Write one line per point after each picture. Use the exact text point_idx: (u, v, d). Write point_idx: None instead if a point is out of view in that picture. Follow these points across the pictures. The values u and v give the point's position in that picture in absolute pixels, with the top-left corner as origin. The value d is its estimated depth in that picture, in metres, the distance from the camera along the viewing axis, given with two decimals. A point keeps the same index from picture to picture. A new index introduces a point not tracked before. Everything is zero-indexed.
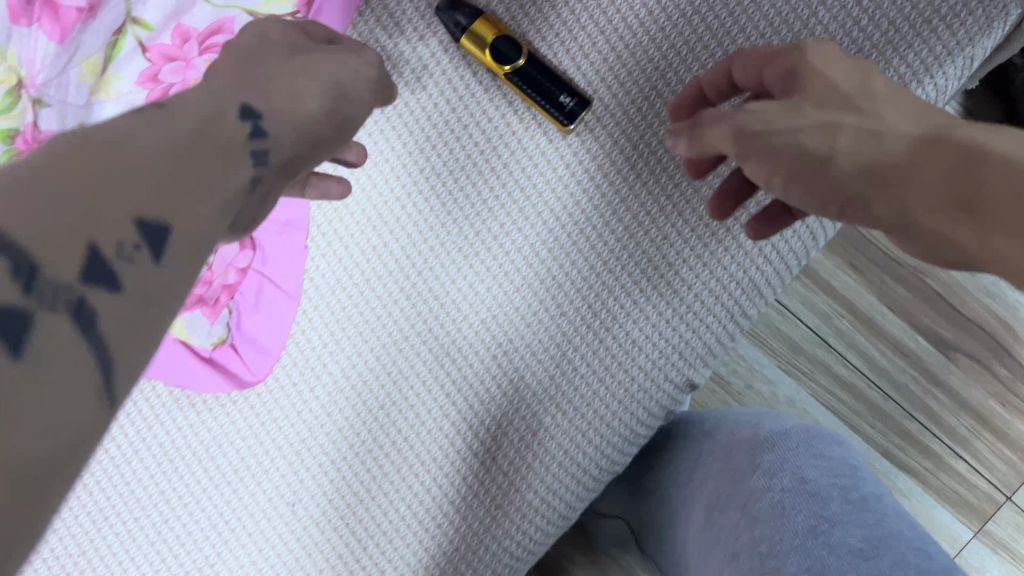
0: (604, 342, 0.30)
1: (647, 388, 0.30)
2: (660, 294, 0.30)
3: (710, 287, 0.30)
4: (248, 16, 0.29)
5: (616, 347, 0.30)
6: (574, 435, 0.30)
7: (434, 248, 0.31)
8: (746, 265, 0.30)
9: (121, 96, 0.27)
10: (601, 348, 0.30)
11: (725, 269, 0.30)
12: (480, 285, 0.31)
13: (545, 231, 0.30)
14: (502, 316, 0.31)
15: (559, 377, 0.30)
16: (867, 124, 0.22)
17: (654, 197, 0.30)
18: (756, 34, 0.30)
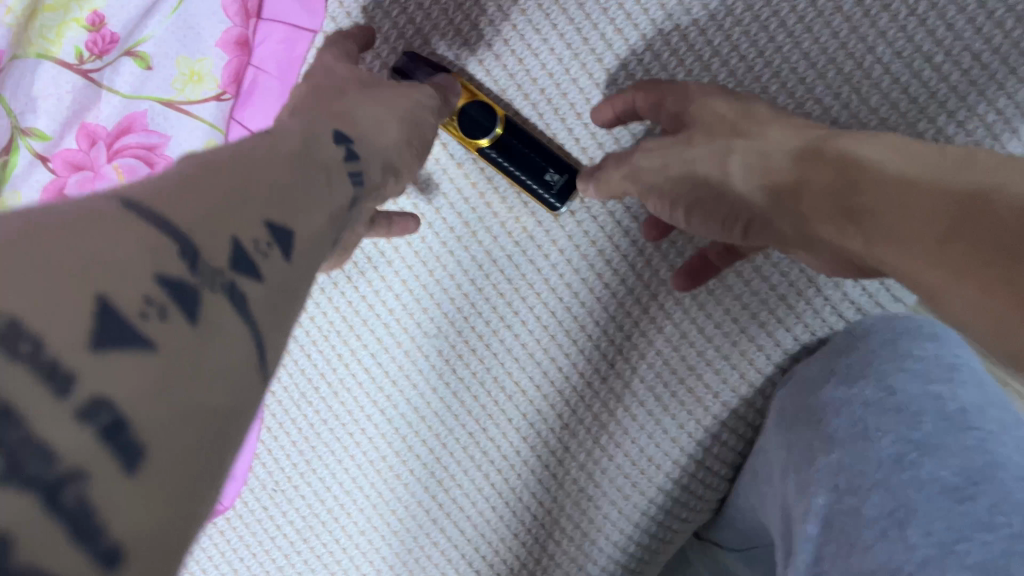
0: (610, 459, 0.27)
1: (671, 490, 0.27)
2: (675, 406, 0.26)
3: (733, 389, 0.26)
4: (161, 104, 0.23)
5: (620, 467, 0.27)
6: (592, 542, 0.28)
7: (413, 367, 0.28)
8: (777, 357, 0.26)
9: None
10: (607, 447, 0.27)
11: (749, 368, 0.26)
12: (463, 408, 0.28)
13: (533, 345, 0.27)
14: (489, 441, 0.28)
15: (556, 502, 0.28)
16: (752, 144, 0.18)
17: (658, 299, 0.26)
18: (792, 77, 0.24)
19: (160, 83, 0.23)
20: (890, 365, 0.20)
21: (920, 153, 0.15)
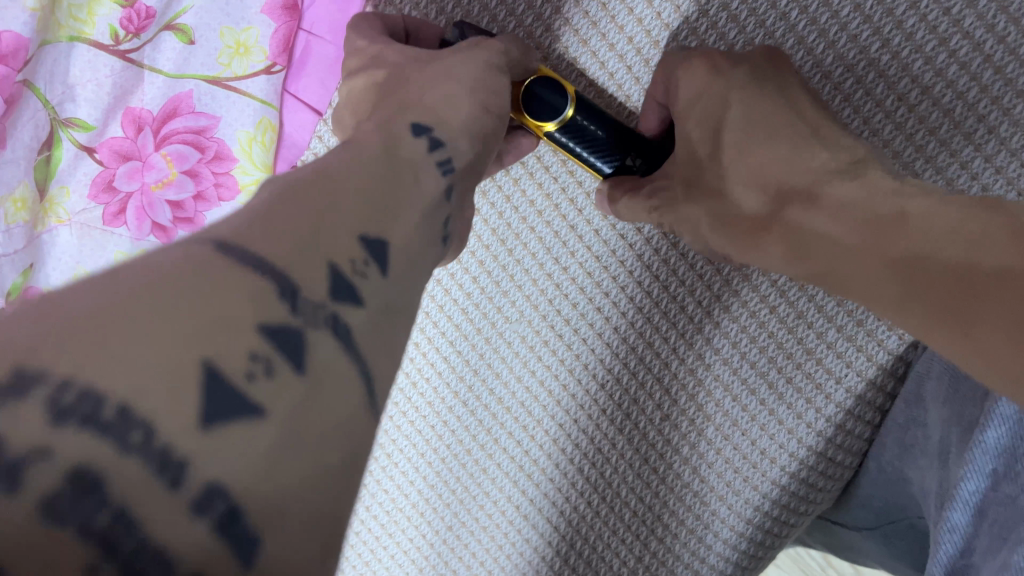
0: (713, 465, 0.24)
1: (788, 484, 0.23)
2: (792, 397, 0.23)
3: (858, 372, 0.22)
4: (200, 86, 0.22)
5: (728, 476, 0.24)
6: (704, 549, 0.25)
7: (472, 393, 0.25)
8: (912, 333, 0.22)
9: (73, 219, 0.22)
10: (701, 431, 0.24)
11: (877, 347, 0.22)
12: (533, 430, 0.25)
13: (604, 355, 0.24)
14: (569, 460, 0.25)
15: (655, 524, 0.25)
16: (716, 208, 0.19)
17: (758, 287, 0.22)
18: (877, 35, 0.20)
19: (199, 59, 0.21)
20: (930, 372, 0.21)
21: (871, 203, 0.16)
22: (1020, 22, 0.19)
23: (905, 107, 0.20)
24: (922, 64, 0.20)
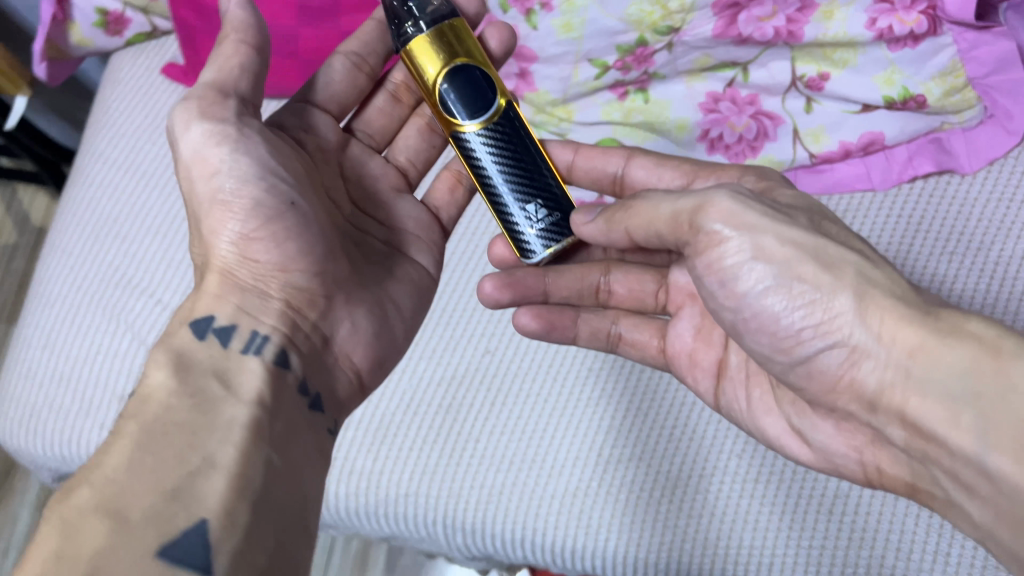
0: (671, 516, 0.72)
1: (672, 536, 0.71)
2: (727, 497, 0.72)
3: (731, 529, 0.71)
4: None
5: (689, 523, 0.71)
6: (590, 543, 0.72)
7: (528, 456, 0.74)
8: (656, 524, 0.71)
9: None
10: (618, 497, 0.72)
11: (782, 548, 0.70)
12: (595, 457, 0.74)
13: (634, 440, 0.74)
14: (596, 472, 0.73)
15: (641, 498, 0.72)
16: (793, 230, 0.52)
17: (650, 474, 0.73)
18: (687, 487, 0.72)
19: None
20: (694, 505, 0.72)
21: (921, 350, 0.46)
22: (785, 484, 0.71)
23: (669, 492, 0.72)
24: (681, 486, 0.73)
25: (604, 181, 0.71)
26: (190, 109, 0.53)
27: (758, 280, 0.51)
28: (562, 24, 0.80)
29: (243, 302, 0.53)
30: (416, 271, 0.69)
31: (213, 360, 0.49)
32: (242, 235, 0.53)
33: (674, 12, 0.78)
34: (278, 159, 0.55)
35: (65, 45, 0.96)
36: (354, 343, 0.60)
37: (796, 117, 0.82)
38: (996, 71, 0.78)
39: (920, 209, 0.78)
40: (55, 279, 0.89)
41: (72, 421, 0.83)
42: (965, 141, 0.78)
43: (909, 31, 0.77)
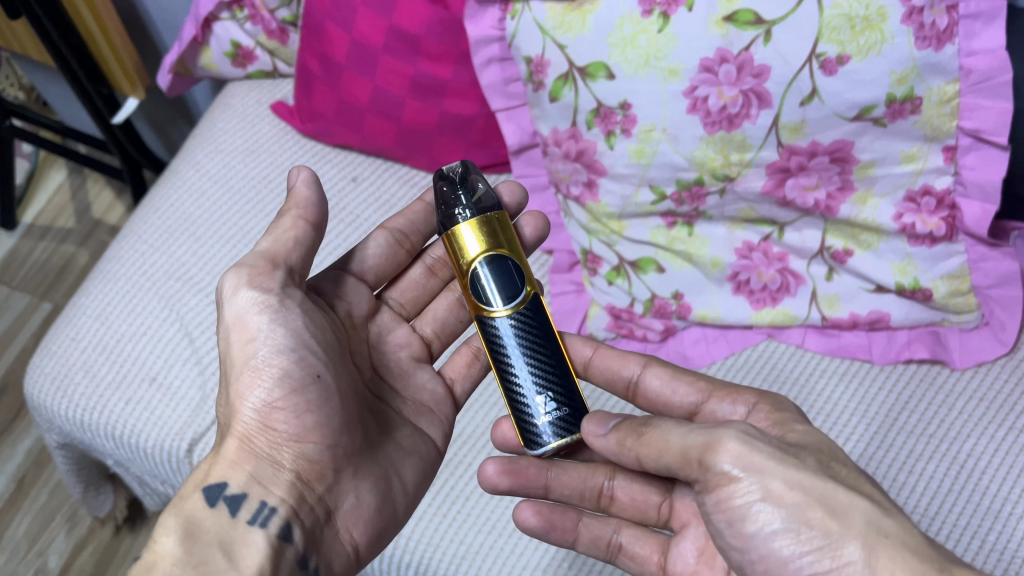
0: None
1: None
2: None
3: None
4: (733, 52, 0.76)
5: None
6: None
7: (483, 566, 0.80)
8: None
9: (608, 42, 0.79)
10: None
11: None
12: None
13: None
14: None
15: None
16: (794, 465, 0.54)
17: None
18: None
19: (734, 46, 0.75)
20: None
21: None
22: None
23: None
24: None
25: (618, 383, 0.76)
26: (243, 276, 0.62)
27: (766, 521, 0.53)
28: (636, 149, 0.82)
29: (256, 471, 0.61)
30: (421, 440, 0.74)
31: (221, 530, 0.58)
32: (266, 402, 0.61)
33: (734, 163, 0.81)
34: (310, 331, 0.63)
35: (192, 63, 1.04)
36: (355, 518, 0.66)
37: (817, 280, 0.87)
38: (997, 284, 0.85)
39: (909, 413, 0.84)
40: (126, 260, 0.95)
41: (102, 393, 0.88)
42: (959, 340, 0.86)
43: (929, 232, 0.83)
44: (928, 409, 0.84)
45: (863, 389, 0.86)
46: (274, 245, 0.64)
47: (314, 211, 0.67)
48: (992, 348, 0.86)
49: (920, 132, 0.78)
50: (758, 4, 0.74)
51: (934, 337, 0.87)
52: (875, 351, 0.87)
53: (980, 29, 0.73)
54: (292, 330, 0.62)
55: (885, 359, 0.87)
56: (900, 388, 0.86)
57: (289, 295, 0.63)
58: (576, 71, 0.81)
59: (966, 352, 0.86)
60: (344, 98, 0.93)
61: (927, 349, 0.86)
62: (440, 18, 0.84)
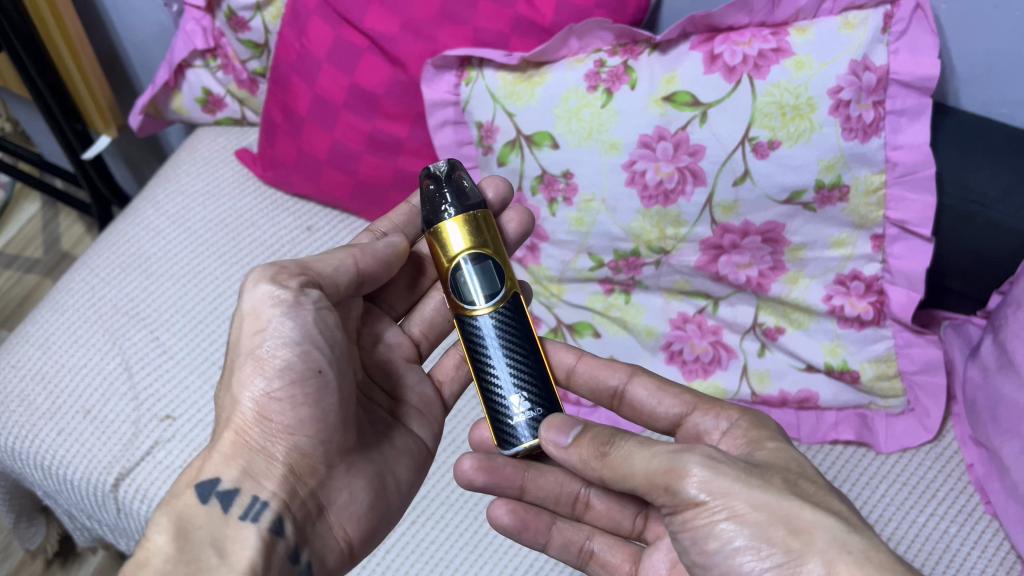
0: None
1: None
2: None
3: None
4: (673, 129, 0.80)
5: None
6: None
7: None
8: None
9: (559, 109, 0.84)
10: None
11: None
12: None
13: None
14: None
15: None
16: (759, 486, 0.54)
17: None
18: None
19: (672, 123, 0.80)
20: None
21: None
22: None
23: None
24: None
25: (603, 393, 0.75)
26: (266, 271, 0.62)
27: (730, 538, 0.52)
28: (576, 218, 0.86)
29: (248, 465, 0.60)
30: (414, 442, 0.73)
31: (212, 527, 0.58)
32: (265, 394, 0.60)
33: (669, 236, 0.85)
34: (322, 328, 0.62)
35: (164, 106, 1.08)
36: (348, 515, 0.66)
37: (749, 356, 0.88)
38: (923, 371, 0.87)
39: (897, 474, 0.86)
40: (75, 292, 0.97)
41: (36, 423, 0.88)
42: (886, 425, 0.87)
43: (858, 315, 0.85)
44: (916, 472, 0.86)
45: (845, 448, 0.88)
46: (313, 260, 0.65)
47: (368, 260, 0.69)
48: (917, 435, 0.86)
49: (848, 219, 0.81)
50: (695, 87, 0.79)
51: (862, 421, 0.88)
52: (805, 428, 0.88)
53: (904, 124, 0.77)
54: (303, 325, 0.61)
55: (835, 427, 0.88)
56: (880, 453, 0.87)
57: (306, 294, 0.62)
58: (525, 139, 0.85)
59: (893, 438, 0.87)
60: (303, 150, 0.96)
61: (855, 427, 0.87)
62: (398, 80, 0.88)
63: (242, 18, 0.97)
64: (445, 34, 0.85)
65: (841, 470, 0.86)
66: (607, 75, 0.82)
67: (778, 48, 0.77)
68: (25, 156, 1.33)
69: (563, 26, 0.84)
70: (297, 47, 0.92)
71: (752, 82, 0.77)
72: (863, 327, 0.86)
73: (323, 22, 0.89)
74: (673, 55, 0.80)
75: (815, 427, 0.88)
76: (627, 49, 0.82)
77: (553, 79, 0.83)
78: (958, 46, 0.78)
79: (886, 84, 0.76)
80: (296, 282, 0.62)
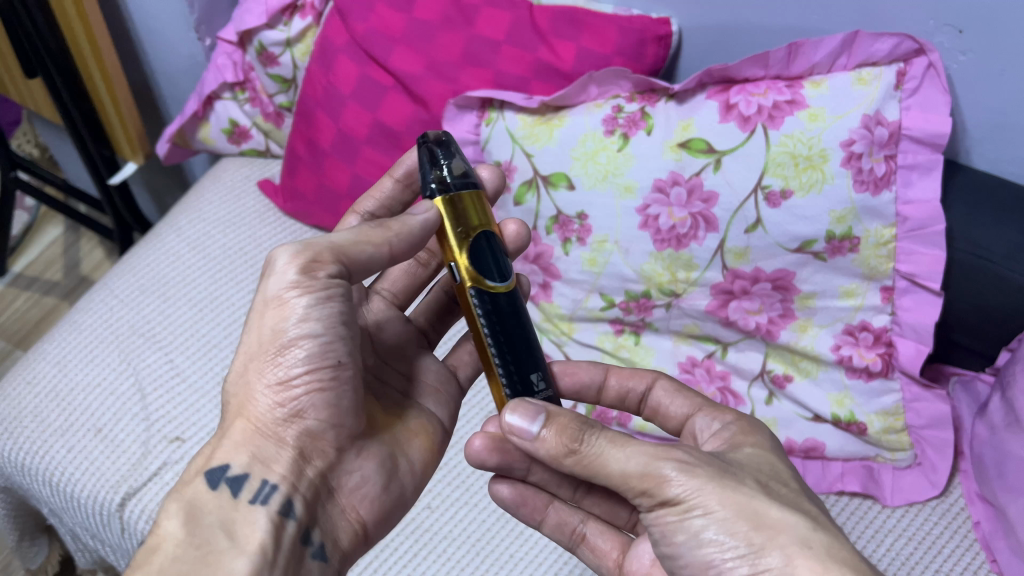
0: None
1: None
2: None
3: None
4: (686, 174, 0.81)
5: None
6: None
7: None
8: None
9: (583, 147, 0.85)
10: None
11: None
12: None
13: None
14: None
15: None
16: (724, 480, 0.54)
17: None
18: None
19: (686, 169, 0.81)
20: None
21: None
22: None
23: None
24: None
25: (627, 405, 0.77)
26: (293, 260, 0.60)
27: (698, 528, 0.53)
28: (588, 258, 0.88)
29: (258, 450, 0.61)
30: (428, 421, 0.72)
31: (221, 511, 0.59)
32: (282, 380, 0.60)
33: (680, 280, 0.86)
34: (343, 317, 0.61)
35: (191, 135, 1.12)
36: (359, 497, 0.66)
37: (756, 403, 0.88)
38: (930, 426, 0.86)
39: (913, 523, 0.85)
40: (94, 312, 0.98)
41: (47, 439, 0.89)
42: (892, 478, 0.87)
43: (866, 366, 0.85)
44: (930, 520, 0.85)
45: (858, 494, 0.87)
46: (348, 243, 0.62)
47: (404, 245, 0.64)
48: (924, 489, 0.86)
49: (857, 270, 0.82)
50: (710, 134, 0.80)
51: (873, 475, 0.87)
52: (817, 478, 0.87)
53: (915, 179, 0.79)
54: (325, 315, 0.60)
55: (856, 469, 0.88)
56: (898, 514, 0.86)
57: (328, 284, 0.61)
58: (542, 181, 0.87)
59: (898, 490, 0.86)
60: (326, 184, 0.98)
61: (867, 479, 0.87)
62: (419, 118, 0.90)
63: (272, 53, 1.00)
64: (467, 76, 0.88)
65: (852, 524, 0.85)
66: (625, 119, 0.84)
67: (792, 101, 0.79)
68: (52, 180, 1.36)
69: (583, 72, 0.86)
70: (324, 83, 0.94)
71: (766, 132, 0.79)
72: (873, 380, 0.86)
73: (350, 60, 0.92)
74: (690, 103, 0.83)
75: (834, 469, 0.88)
76: (644, 96, 0.84)
77: (571, 121, 0.86)
78: (970, 106, 0.79)
79: (898, 139, 0.78)
80: (324, 273, 0.60)
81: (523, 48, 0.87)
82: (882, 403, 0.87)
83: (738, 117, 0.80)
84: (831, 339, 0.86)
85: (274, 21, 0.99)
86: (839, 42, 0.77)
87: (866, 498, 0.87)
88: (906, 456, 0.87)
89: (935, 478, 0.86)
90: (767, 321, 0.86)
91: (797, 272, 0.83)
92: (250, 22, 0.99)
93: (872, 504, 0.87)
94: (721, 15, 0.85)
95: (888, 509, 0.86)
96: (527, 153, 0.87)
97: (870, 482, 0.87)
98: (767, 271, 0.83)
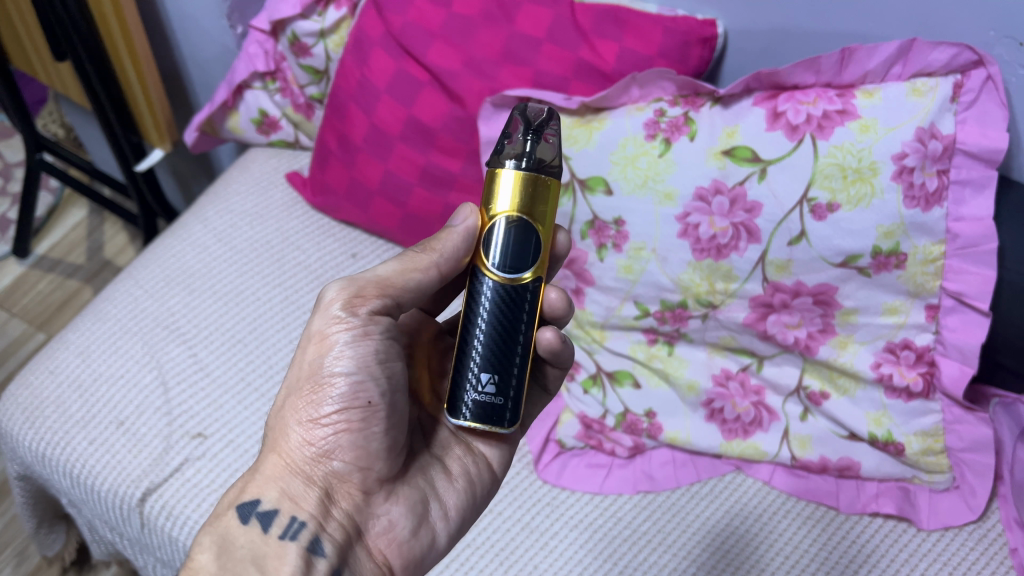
0: (738, 527, 0.84)
1: (721, 533, 0.84)
2: (792, 526, 0.84)
3: None
4: (728, 180, 0.79)
5: (759, 531, 0.84)
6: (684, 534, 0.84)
7: None
8: (706, 546, 0.83)
9: (622, 149, 0.83)
10: (668, 541, 0.83)
11: None
12: (645, 523, 0.85)
13: (648, 524, 0.84)
14: (673, 517, 0.85)
15: (727, 525, 0.84)
16: None
17: (728, 516, 0.85)
18: (760, 510, 0.86)
19: (729, 177, 0.79)
20: (751, 517, 0.85)
21: None
22: (792, 532, 0.84)
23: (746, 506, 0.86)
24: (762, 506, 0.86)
25: None
26: (343, 292, 0.62)
27: None
28: (624, 265, 0.85)
29: (287, 487, 0.61)
30: (472, 464, 0.70)
31: (253, 545, 0.59)
32: (314, 419, 0.62)
33: (718, 291, 0.83)
34: (383, 358, 0.62)
35: (220, 125, 1.10)
36: (387, 540, 0.64)
37: (791, 419, 0.86)
38: (971, 448, 0.84)
39: (944, 548, 0.82)
40: (118, 302, 0.97)
41: (69, 430, 0.88)
42: (929, 501, 0.84)
43: (906, 386, 0.83)
44: (964, 543, 0.83)
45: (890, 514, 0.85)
46: (392, 275, 0.63)
47: (450, 264, 0.63)
48: (962, 513, 0.83)
49: (903, 286, 0.80)
50: (756, 143, 0.78)
51: (910, 496, 0.85)
52: (849, 497, 0.85)
53: (968, 195, 0.76)
54: (363, 356, 0.61)
55: (890, 490, 0.85)
56: (932, 539, 0.83)
57: (374, 323, 0.62)
58: (579, 183, 0.85)
59: (934, 512, 0.84)
60: (356, 178, 0.96)
61: (903, 501, 0.85)
62: (456, 116, 0.87)
63: (305, 44, 0.98)
64: (506, 74, 0.85)
65: (886, 548, 0.83)
66: (669, 124, 0.81)
67: (843, 111, 0.76)
68: (78, 163, 1.35)
69: (625, 73, 0.84)
70: (358, 77, 0.93)
71: (815, 142, 0.76)
72: (913, 400, 0.83)
73: (386, 54, 0.90)
74: (739, 108, 0.80)
75: (865, 490, 0.86)
76: (689, 100, 0.82)
77: (613, 124, 0.83)
78: None
79: (952, 153, 0.75)
80: (366, 310, 0.62)
81: (564, 46, 0.84)
82: (922, 422, 0.84)
83: (788, 125, 0.77)
84: (875, 357, 0.83)
85: (308, 11, 0.97)
86: (895, 50, 0.74)
87: (901, 521, 0.84)
88: (945, 480, 0.85)
89: (971, 500, 0.83)
90: (806, 335, 0.84)
91: (841, 288, 0.80)
92: (283, 12, 0.97)
93: (905, 527, 0.84)
94: (771, 18, 0.82)
95: (922, 533, 0.83)
96: (568, 155, 0.85)
97: (904, 501, 0.85)
98: (809, 285, 0.81)
